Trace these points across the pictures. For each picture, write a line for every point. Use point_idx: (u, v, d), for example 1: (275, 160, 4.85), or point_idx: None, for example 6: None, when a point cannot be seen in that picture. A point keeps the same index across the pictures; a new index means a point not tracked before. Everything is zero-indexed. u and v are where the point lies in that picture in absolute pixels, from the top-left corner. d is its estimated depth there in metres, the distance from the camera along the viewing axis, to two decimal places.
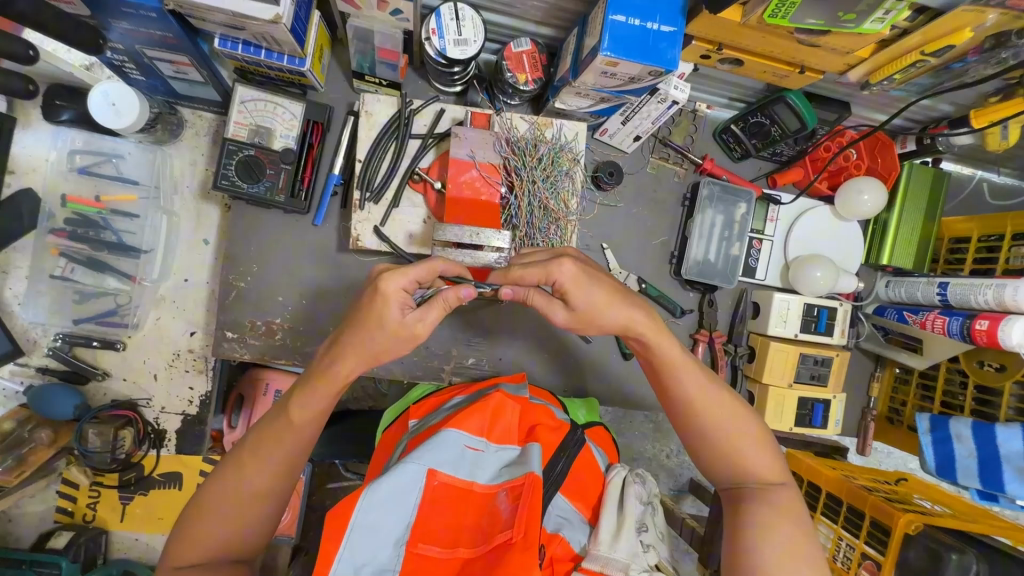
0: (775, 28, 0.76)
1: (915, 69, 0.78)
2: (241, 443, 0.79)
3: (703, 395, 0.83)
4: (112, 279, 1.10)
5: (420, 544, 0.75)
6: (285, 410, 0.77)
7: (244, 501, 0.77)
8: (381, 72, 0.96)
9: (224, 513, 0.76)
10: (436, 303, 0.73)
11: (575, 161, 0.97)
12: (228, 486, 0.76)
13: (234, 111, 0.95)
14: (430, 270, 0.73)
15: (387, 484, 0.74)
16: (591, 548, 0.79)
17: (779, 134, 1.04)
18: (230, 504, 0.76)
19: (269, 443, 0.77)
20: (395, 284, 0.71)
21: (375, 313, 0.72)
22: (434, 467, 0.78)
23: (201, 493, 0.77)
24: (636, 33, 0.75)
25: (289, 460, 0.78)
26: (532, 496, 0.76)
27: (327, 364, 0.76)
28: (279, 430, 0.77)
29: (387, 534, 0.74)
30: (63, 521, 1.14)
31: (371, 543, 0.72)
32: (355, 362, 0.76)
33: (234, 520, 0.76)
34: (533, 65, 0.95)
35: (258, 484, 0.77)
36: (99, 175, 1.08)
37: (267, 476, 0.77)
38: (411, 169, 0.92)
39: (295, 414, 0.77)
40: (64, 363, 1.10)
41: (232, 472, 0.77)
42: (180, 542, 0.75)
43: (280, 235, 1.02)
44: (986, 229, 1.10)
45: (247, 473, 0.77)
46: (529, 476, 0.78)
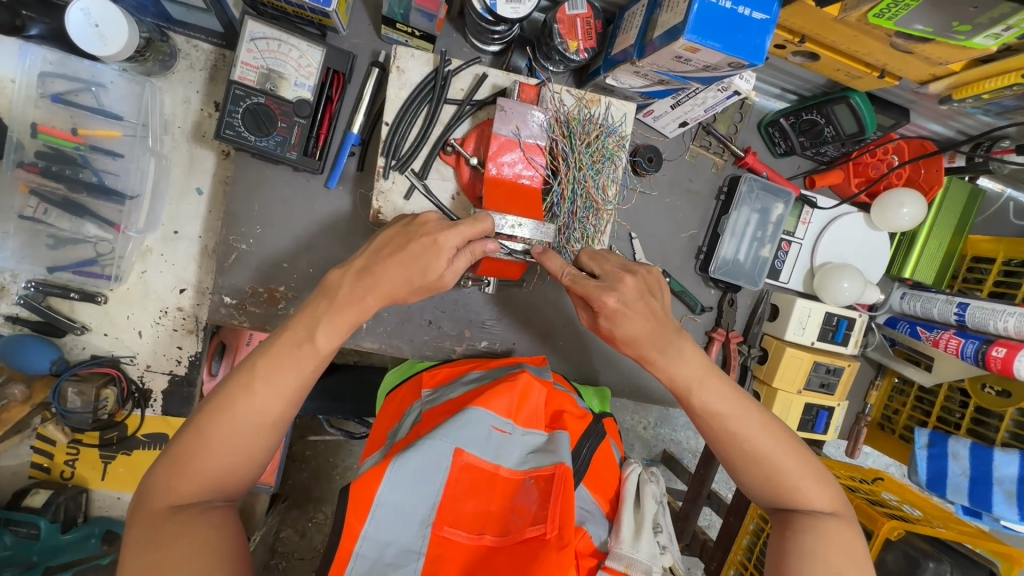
0: (873, 29, 0.69)
1: (1007, 91, 0.73)
2: (245, 367, 0.68)
3: (751, 430, 0.81)
4: (92, 226, 0.99)
5: (446, 526, 0.75)
6: (310, 335, 0.68)
7: (252, 435, 0.67)
8: (414, 20, 0.84)
9: (234, 442, 0.66)
10: (469, 252, 0.71)
11: (620, 146, 0.89)
12: (235, 418, 0.66)
13: (241, 49, 0.83)
14: (477, 229, 0.70)
15: (412, 464, 0.75)
16: (613, 546, 0.79)
17: (832, 135, 0.98)
18: (235, 439, 0.66)
19: (287, 372, 0.68)
20: (454, 240, 0.68)
21: (420, 262, 0.68)
22: (460, 446, 0.79)
23: (200, 415, 0.66)
24: (725, 17, 0.66)
25: (303, 390, 0.70)
26: (563, 490, 0.76)
27: (355, 296, 0.68)
28: (302, 360, 0.68)
29: (411, 514, 0.75)
30: (39, 477, 1.08)
31: (393, 522, 0.73)
32: (380, 301, 0.70)
33: (236, 455, 0.66)
34: (587, 32, 0.85)
35: (269, 417, 0.67)
36: (76, 104, 0.94)
37: (281, 409, 0.68)
38: (444, 140, 0.83)
39: (322, 340, 0.68)
40: (38, 314, 1.01)
41: (241, 402, 0.66)
42: (174, 476, 0.64)
43: (288, 195, 0.92)
44: (1010, 252, 1.08)
45: (258, 404, 0.67)
46: (559, 468, 0.78)
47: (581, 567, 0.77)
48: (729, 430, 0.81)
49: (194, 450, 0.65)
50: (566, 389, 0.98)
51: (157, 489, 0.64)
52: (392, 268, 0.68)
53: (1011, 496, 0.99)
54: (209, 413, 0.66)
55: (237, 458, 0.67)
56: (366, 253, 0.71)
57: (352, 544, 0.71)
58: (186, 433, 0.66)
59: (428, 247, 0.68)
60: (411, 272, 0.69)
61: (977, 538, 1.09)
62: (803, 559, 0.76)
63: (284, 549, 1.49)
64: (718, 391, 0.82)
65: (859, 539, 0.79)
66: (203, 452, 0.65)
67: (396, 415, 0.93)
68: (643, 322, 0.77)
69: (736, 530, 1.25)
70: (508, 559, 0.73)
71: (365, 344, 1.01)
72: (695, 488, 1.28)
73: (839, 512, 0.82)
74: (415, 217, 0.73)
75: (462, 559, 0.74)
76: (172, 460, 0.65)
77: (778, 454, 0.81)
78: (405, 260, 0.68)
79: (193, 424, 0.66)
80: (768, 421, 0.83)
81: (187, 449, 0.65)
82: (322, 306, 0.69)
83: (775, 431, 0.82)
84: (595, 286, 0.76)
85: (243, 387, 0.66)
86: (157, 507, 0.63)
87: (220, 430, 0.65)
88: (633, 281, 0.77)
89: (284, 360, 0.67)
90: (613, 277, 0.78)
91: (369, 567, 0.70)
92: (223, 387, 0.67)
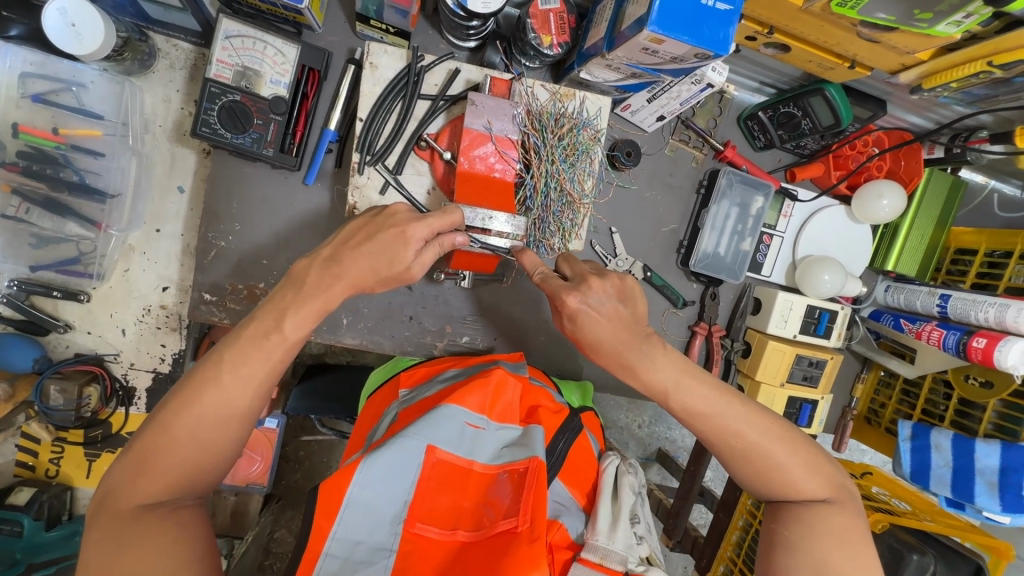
0: (838, 18, 0.69)
1: (975, 79, 0.73)
2: (212, 359, 0.68)
3: (730, 423, 0.81)
4: (74, 224, 0.99)
5: (419, 523, 0.76)
6: (279, 326, 0.69)
7: (218, 428, 0.67)
8: (388, 17, 0.85)
9: (201, 436, 0.66)
10: (438, 245, 0.72)
11: (595, 139, 0.89)
12: (201, 410, 0.66)
13: (216, 47, 0.83)
14: (447, 220, 0.71)
15: (383, 462, 0.76)
16: (589, 538, 0.79)
17: (809, 128, 0.98)
18: (201, 433, 0.66)
19: (254, 363, 0.68)
20: (421, 231, 0.69)
21: (387, 252, 0.69)
22: (432, 443, 0.79)
23: (165, 412, 0.66)
24: (689, 7, 0.66)
25: (271, 381, 0.70)
26: (537, 483, 0.77)
27: (323, 285, 0.69)
28: (270, 350, 0.69)
29: (382, 513, 0.75)
30: (24, 475, 1.08)
31: (362, 520, 0.74)
32: (348, 289, 0.69)
33: (204, 450, 0.67)
34: (560, 27, 0.85)
35: (237, 408, 0.68)
36: (57, 104, 0.93)
37: (249, 399, 0.69)
38: (418, 135, 0.84)
39: (291, 332, 0.69)
40: (21, 313, 1.01)
41: (207, 394, 0.66)
42: (139, 475, 0.64)
43: (266, 192, 0.93)
44: (994, 243, 1.09)
45: (226, 395, 0.67)
46: (532, 462, 0.79)
47: (556, 560, 0.78)
48: (702, 430, 0.82)
49: (159, 448, 0.65)
50: (543, 383, 0.99)
51: (121, 490, 0.64)
52: (359, 257, 0.68)
53: (992, 487, 0.97)
54: (174, 409, 0.66)
55: (204, 451, 0.67)
56: (333, 243, 0.71)
57: (321, 545, 0.71)
58: (150, 430, 0.66)
59: (396, 239, 0.69)
60: (378, 262, 0.69)
61: (964, 531, 1.09)
62: (786, 554, 0.77)
63: (278, 550, 1.47)
64: (696, 389, 0.81)
65: (855, 525, 0.78)
66: (169, 447, 0.65)
67: (375, 417, 0.94)
68: (614, 324, 0.78)
69: (725, 526, 1.25)
70: (480, 555, 0.73)
71: (345, 340, 1.02)
72: (686, 485, 1.28)
73: (838, 498, 0.81)
74: (385, 209, 0.73)
75: (435, 557, 0.75)
76: (136, 459, 0.65)
77: (766, 443, 0.81)
78: (373, 249, 0.69)
79: (157, 418, 0.66)
80: (753, 413, 0.82)
81: (152, 446, 0.65)
82: (289, 295, 0.69)
83: (761, 422, 0.81)
84: (563, 285, 0.78)
85: (209, 380, 0.67)
86: (124, 506, 0.63)
87: (186, 424, 0.66)
88: (602, 284, 0.78)
89: (252, 351, 0.68)
90: (580, 279, 0.79)
91: (339, 565, 0.71)
92: (189, 380, 0.68)
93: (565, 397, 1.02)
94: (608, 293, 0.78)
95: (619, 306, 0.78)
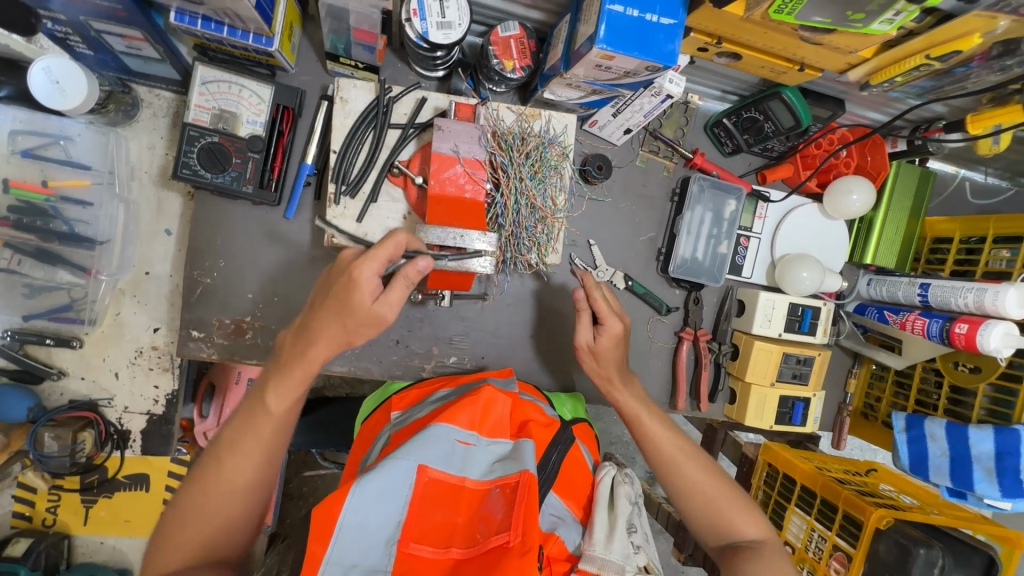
0: (778, 25, 0.72)
1: (918, 73, 0.75)
2: (217, 442, 0.78)
3: (679, 454, 0.94)
4: (65, 272, 1.02)
5: (413, 543, 0.76)
6: (261, 399, 0.76)
7: (227, 498, 0.75)
8: (357, 54, 0.89)
9: (212, 508, 0.75)
10: (400, 280, 0.72)
11: (563, 156, 0.92)
12: (209, 485, 0.75)
13: (194, 93, 0.87)
14: (393, 249, 0.72)
15: (375, 483, 0.75)
16: (586, 549, 0.82)
17: (772, 130, 1.02)
18: (212, 505, 0.75)
19: (249, 438, 0.76)
20: (367, 271, 0.70)
21: (343, 302, 0.71)
22: (423, 463, 0.79)
23: (184, 493, 0.76)
24: (634, 24, 0.70)
25: (269, 451, 0.78)
26: (526, 496, 0.77)
27: (299, 352, 0.75)
28: (259, 425, 0.76)
29: (377, 535, 0.75)
30: (22, 526, 1.09)
31: (357, 544, 0.74)
32: (324, 348, 0.74)
33: (219, 518, 0.75)
34: (521, 51, 0.89)
35: (240, 480, 0.76)
36: (46, 158, 0.97)
37: (251, 472, 0.76)
38: (390, 163, 0.87)
39: (272, 402, 0.76)
40: (14, 362, 1.03)
41: (213, 471, 0.75)
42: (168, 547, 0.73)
43: (248, 228, 0.96)
44: (968, 230, 1.11)
45: (229, 469, 0.75)
46: (523, 476, 0.79)
47: (554, 572, 0.80)
48: (660, 464, 0.95)
49: (180, 521, 0.74)
50: (534, 398, 0.99)
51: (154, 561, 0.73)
52: (323, 315, 0.73)
53: (991, 472, 0.96)
54: (191, 488, 0.76)
55: (219, 520, 0.75)
56: (306, 311, 0.77)
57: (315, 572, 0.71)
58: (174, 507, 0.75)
59: (348, 284, 0.71)
60: (340, 315, 0.72)
61: (975, 523, 1.09)
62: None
63: None
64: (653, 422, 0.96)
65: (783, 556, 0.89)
66: (188, 520, 0.74)
67: (368, 442, 0.94)
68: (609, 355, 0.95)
69: None
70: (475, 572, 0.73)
71: (334, 367, 1.03)
72: None
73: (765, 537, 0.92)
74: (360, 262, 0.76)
75: None
76: (164, 534, 0.74)
77: (709, 478, 0.93)
78: (332, 304, 0.72)
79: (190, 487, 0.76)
80: (694, 452, 0.96)
81: (176, 520, 0.74)
82: (271, 371, 0.77)
83: (701, 460, 0.95)
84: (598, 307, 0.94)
85: (216, 458, 0.76)
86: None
87: (199, 499, 0.75)
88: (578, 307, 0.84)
89: (245, 428, 0.76)
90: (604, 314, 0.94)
91: None
92: (201, 461, 0.77)
93: (556, 411, 1.02)
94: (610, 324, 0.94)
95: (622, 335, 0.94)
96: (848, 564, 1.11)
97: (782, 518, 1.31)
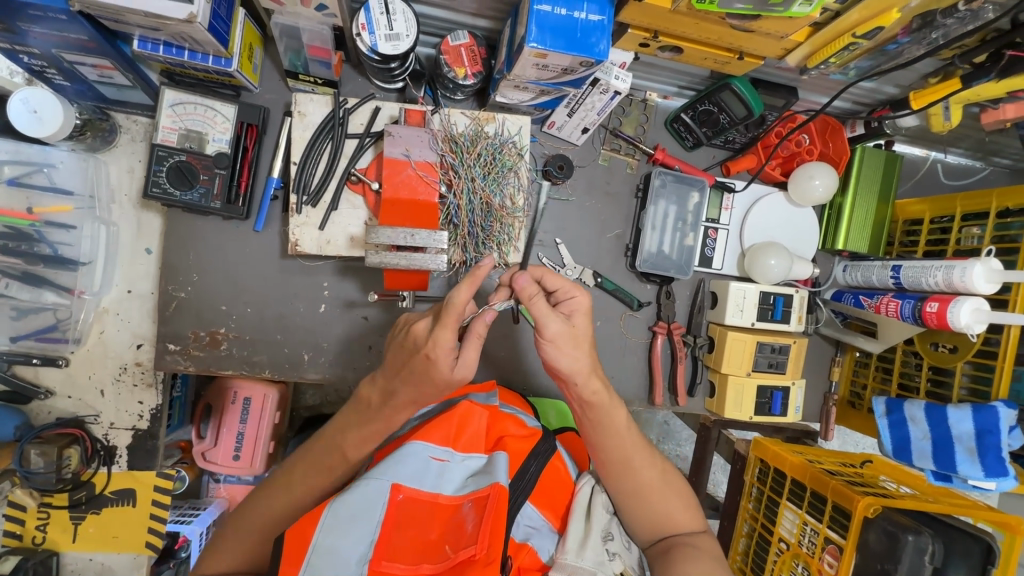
0: (706, 15, 0.75)
1: (850, 53, 0.77)
2: (290, 466, 0.85)
3: (628, 440, 0.85)
4: (51, 294, 1.06)
5: (385, 561, 0.73)
6: (340, 447, 0.82)
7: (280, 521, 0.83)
8: (315, 70, 0.93)
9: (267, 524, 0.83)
10: (473, 339, 0.72)
11: (518, 156, 0.95)
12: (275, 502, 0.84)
13: (162, 116, 0.92)
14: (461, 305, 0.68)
15: (348, 503, 0.74)
16: (558, 557, 0.80)
17: (728, 122, 1.03)
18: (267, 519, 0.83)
19: (318, 475, 0.83)
20: (445, 346, 0.69)
21: (422, 373, 0.72)
22: (397, 481, 0.78)
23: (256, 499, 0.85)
24: (563, 22, 0.73)
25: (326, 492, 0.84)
26: (496, 509, 0.75)
27: (386, 413, 0.78)
28: (331, 465, 0.83)
29: (348, 555, 0.72)
30: (12, 544, 1.12)
31: (330, 566, 0.70)
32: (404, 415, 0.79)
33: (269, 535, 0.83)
34: (472, 58, 0.92)
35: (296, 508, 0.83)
36: (30, 185, 1.02)
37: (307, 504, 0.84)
38: (348, 171, 0.90)
39: (349, 450, 0.82)
40: (4, 383, 1.07)
41: (280, 490, 0.84)
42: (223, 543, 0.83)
43: (219, 242, 0.99)
44: (937, 210, 1.10)
45: (293, 496, 0.83)
46: (494, 488, 0.77)
47: None
48: (609, 468, 0.86)
49: (242, 524, 0.84)
50: (516, 410, 0.97)
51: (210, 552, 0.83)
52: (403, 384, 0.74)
53: (973, 453, 0.94)
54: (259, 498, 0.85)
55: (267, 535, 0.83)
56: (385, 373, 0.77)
57: None
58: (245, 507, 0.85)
59: (426, 361, 0.70)
60: (421, 383, 0.73)
61: (972, 509, 1.05)
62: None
63: None
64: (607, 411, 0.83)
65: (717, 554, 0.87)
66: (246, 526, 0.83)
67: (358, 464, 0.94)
68: (577, 350, 0.76)
69: None
70: None
71: (309, 376, 1.04)
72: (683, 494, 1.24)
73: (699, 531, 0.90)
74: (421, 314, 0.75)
75: None
76: (230, 529, 0.84)
77: (652, 475, 0.87)
78: (411, 374, 0.73)
79: (256, 499, 0.86)
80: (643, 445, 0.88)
81: (240, 521, 0.84)
82: (353, 419, 0.81)
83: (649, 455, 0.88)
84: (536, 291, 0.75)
85: (285, 480, 0.84)
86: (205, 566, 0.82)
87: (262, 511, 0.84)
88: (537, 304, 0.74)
89: (317, 464, 0.83)
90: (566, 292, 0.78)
91: None
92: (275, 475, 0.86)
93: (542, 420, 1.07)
94: (579, 321, 0.77)
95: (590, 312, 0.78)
96: (840, 556, 1.08)
97: (775, 514, 1.27)
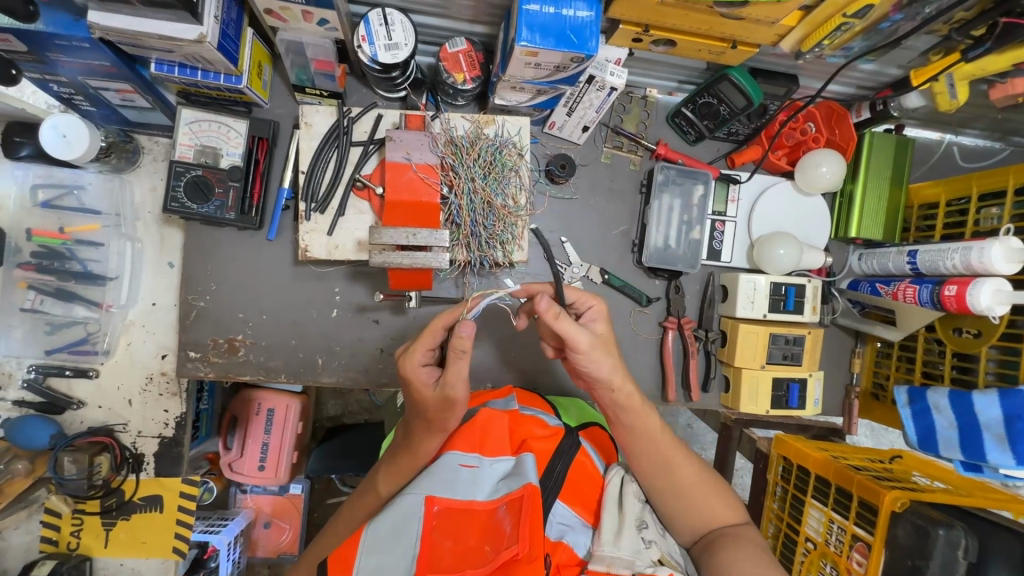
0: (694, 5, 0.75)
1: (843, 34, 0.78)
2: (342, 512, 0.94)
3: (658, 434, 0.85)
4: (81, 308, 1.12)
5: None
6: (374, 485, 0.91)
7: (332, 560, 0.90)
8: (320, 83, 0.97)
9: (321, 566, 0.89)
10: (455, 355, 0.76)
11: (519, 156, 0.97)
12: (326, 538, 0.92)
13: (179, 133, 0.97)
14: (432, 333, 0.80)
15: (386, 524, 0.73)
16: (595, 550, 0.78)
17: (728, 112, 1.04)
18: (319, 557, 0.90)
19: (358, 510, 0.91)
20: (420, 369, 0.82)
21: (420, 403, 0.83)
22: (430, 494, 0.76)
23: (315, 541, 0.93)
24: (551, 21, 0.75)
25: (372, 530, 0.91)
26: (533, 508, 0.72)
27: (409, 448, 0.88)
28: (368, 500, 0.91)
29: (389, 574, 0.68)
30: (49, 550, 1.17)
31: None
32: (426, 447, 0.86)
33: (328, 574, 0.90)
34: (470, 64, 0.95)
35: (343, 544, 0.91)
36: (62, 207, 1.11)
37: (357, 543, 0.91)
38: (354, 177, 0.93)
39: (381, 487, 0.90)
40: (39, 395, 1.12)
41: (330, 531, 0.92)
42: None
43: (234, 252, 1.04)
44: (952, 192, 1.07)
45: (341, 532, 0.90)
46: (528, 488, 0.74)
47: None
48: (647, 472, 0.87)
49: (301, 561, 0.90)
50: (537, 411, 0.95)
51: None
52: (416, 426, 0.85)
53: (1002, 440, 0.90)
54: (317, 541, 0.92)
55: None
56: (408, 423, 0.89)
57: None
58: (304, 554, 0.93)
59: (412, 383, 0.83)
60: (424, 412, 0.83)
61: (1010, 504, 1.00)
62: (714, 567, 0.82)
63: None
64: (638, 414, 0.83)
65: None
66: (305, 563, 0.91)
67: None
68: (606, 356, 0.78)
69: None
70: None
71: (323, 379, 1.06)
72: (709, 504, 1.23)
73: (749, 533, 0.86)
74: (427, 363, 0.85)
75: None
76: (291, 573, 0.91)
77: (688, 476, 0.87)
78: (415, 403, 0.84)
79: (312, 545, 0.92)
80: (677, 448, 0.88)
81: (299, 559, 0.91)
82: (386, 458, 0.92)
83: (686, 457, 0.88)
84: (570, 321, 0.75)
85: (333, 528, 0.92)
86: None
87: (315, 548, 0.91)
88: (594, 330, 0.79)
89: (359, 504, 0.92)
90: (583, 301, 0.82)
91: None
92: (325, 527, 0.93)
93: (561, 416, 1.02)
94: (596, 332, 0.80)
95: (610, 319, 0.83)
96: (869, 554, 1.04)
97: (801, 513, 1.23)
